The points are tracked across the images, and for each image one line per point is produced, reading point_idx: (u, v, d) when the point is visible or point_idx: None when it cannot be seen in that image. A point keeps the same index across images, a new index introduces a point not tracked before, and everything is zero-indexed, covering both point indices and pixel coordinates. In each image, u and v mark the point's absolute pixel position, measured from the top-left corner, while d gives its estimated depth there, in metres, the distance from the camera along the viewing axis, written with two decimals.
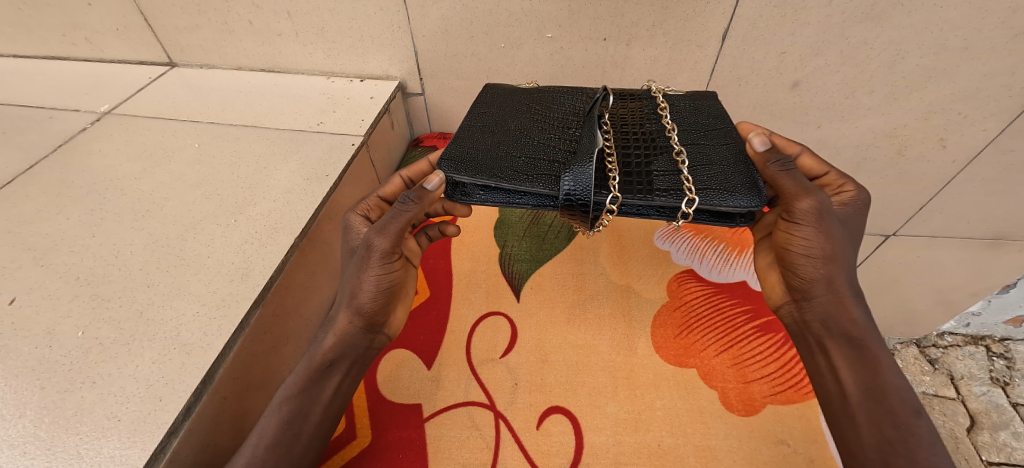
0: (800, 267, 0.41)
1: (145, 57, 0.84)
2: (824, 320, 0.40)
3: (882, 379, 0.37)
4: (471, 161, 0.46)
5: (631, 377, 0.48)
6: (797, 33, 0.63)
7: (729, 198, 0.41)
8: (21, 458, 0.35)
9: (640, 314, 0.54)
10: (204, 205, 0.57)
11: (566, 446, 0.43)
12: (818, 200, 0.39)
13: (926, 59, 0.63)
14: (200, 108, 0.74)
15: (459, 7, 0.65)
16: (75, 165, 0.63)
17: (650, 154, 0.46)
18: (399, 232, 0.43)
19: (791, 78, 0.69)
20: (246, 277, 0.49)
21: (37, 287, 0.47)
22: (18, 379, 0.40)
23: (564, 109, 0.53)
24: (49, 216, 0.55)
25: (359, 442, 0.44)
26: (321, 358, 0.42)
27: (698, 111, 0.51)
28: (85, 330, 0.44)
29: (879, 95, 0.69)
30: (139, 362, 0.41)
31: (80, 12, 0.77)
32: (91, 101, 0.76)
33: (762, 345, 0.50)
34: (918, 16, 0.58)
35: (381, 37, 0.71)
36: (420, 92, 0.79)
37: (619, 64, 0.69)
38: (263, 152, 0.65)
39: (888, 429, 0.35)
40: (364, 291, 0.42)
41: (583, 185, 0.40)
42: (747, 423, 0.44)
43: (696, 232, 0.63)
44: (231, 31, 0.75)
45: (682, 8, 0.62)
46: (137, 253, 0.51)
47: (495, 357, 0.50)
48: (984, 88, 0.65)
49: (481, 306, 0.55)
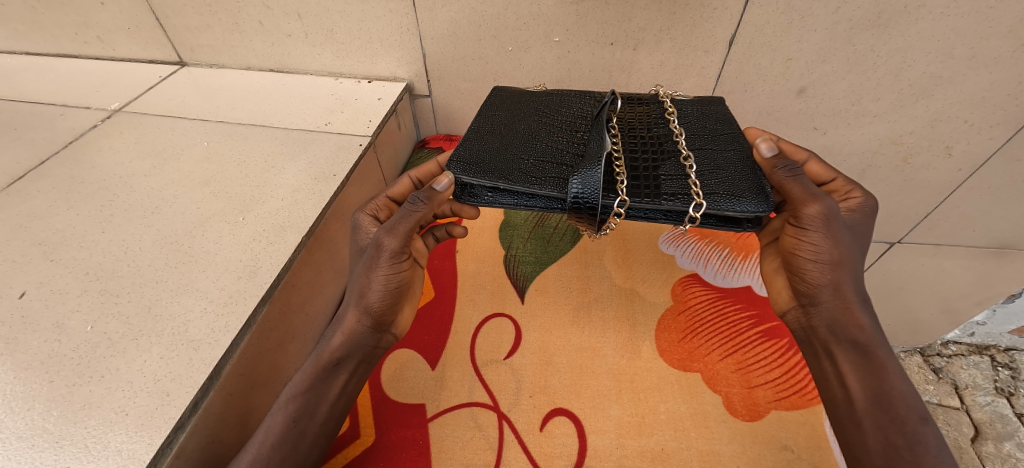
0: (808, 272, 0.41)
1: (155, 55, 0.84)
2: (830, 325, 0.40)
3: (890, 386, 0.37)
4: (481, 162, 0.46)
5: (634, 380, 0.48)
6: (804, 39, 0.63)
7: (735, 203, 0.41)
8: (30, 451, 0.35)
9: (644, 318, 0.54)
10: (213, 203, 0.58)
11: (569, 448, 0.43)
12: (825, 206, 0.40)
13: (933, 66, 0.63)
14: (210, 108, 0.74)
15: (466, 10, 0.66)
16: (85, 161, 0.64)
17: (658, 158, 0.46)
18: (409, 231, 0.43)
19: (796, 85, 0.69)
20: (253, 274, 0.49)
21: (48, 280, 0.48)
22: (28, 371, 0.40)
23: (572, 112, 0.53)
24: (60, 212, 0.56)
25: (362, 441, 0.44)
26: (329, 356, 0.42)
27: (706, 117, 0.51)
28: (94, 324, 0.44)
29: (886, 103, 0.69)
30: (147, 357, 0.42)
31: (94, 11, 0.78)
32: (101, 99, 0.77)
33: (767, 350, 0.50)
34: (924, 24, 0.59)
35: (390, 39, 0.72)
36: (427, 93, 0.80)
37: (625, 69, 0.70)
38: (272, 151, 0.66)
39: (895, 436, 0.35)
40: (373, 290, 0.42)
41: (590, 188, 0.41)
42: (750, 428, 0.44)
43: (701, 236, 0.64)
44: (241, 31, 0.76)
45: (688, 14, 0.62)
46: (146, 249, 0.52)
47: (499, 358, 0.50)
48: (991, 96, 0.64)
49: (485, 306, 0.56)
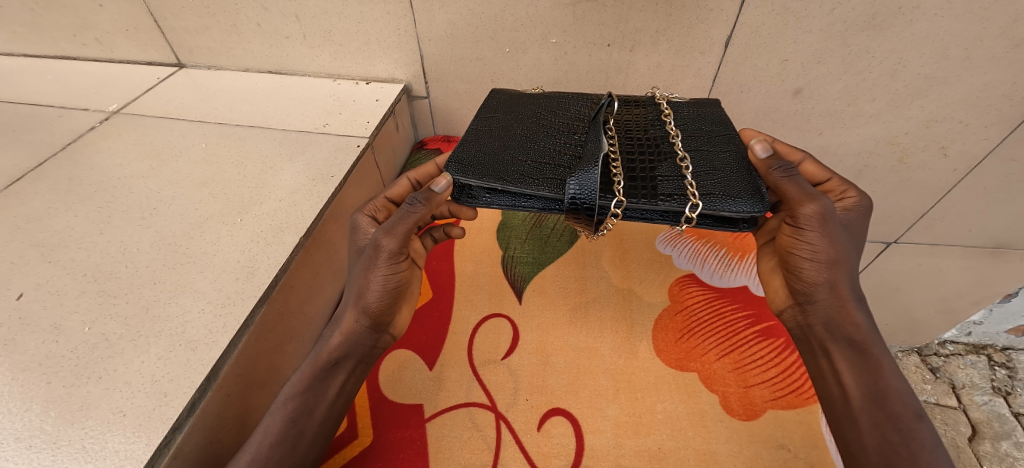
0: (805, 271, 0.41)
1: (153, 57, 0.85)
2: (826, 323, 0.41)
3: (885, 383, 0.37)
4: (480, 164, 0.46)
5: (632, 380, 0.48)
6: (799, 41, 0.63)
7: (731, 204, 0.41)
8: (27, 452, 0.35)
9: (641, 318, 0.54)
10: (211, 204, 0.58)
11: (567, 448, 0.43)
12: (821, 205, 0.40)
13: (927, 67, 0.63)
14: (208, 109, 0.75)
15: (464, 11, 0.66)
16: (83, 163, 0.64)
17: (655, 160, 0.46)
18: (407, 232, 0.43)
19: (793, 86, 0.69)
20: (251, 275, 0.49)
21: (45, 282, 0.48)
22: (25, 372, 0.40)
23: (569, 114, 0.53)
24: (58, 213, 0.56)
25: (360, 441, 0.44)
26: (327, 356, 0.42)
27: (702, 118, 0.52)
28: (92, 326, 0.44)
29: (881, 103, 0.69)
30: (145, 358, 0.42)
31: (92, 13, 0.78)
32: (100, 100, 0.77)
33: (764, 349, 0.50)
34: (919, 25, 0.59)
35: (388, 40, 0.72)
36: (425, 95, 0.80)
37: (623, 70, 0.70)
38: (270, 153, 0.66)
39: (890, 433, 0.35)
40: (370, 290, 0.42)
41: (587, 188, 0.41)
42: (747, 427, 0.44)
43: (698, 237, 0.64)
44: (239, 33, 0.77)
45: (685, 15, 0.63)
46: (144, 250, 0.52)
47: (497, 358, 0.51)
48: (985, 97, 0.65)
49: (483, 307, 0.56)
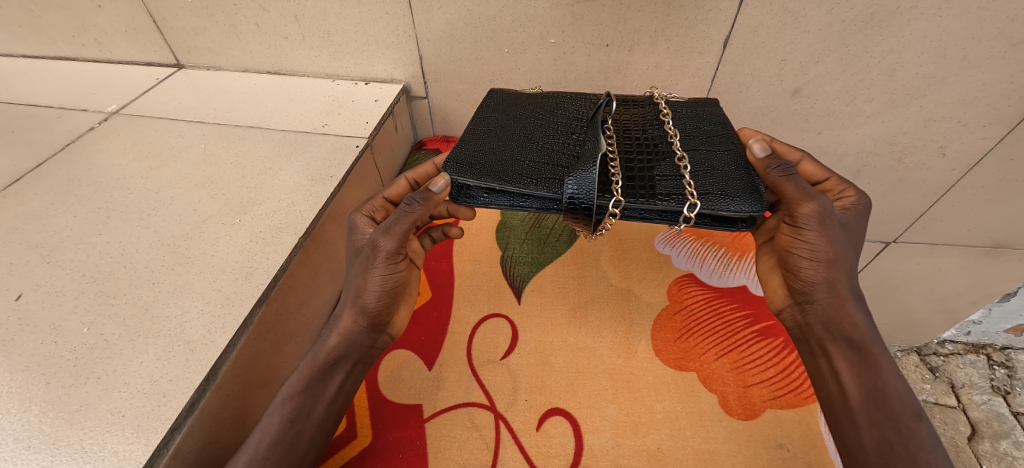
0: (804, 270, 0.41)
1: (152, 58, 0.85)
2: (825, 322, 0.41)
3: (884, 383, 0.37)
4: (478, 164, 0.46)
5: (631, 380, 0.48)
6: (797, 40, 0.63)
7: (730, 203, 0.42)
8: (25, 452, 0.35)
9: (640, 317, 0.54)
10: (210, 204, 0.58)
11: (566, 448, 0.43)
12: (820, 205, 0.40)
13: (925, 67, 0.63)
14: (207, 110, 0.75)
15: (463, 12, 0.66)
16: (81, 163, 0.64)
17: (653, 159, 0.46)
18: (405, 232, 0.43)
19: (791, 85, 0.69)
20: (250, 275, 0.49)
21: (44, 283, 0.48)
22: (24, 373, 0.40)
23: (568, 114, 0.53)
24: (56, 214, 0.56)
25: (359, 441, 0.44)
26: (325, 356, 0.42)
27: (701, 118, 0.52)
28: (90, 326, 0.44)
29: (880, 103, 0.69)
30: (143, 358, 0.42)
31: (91, 13, 0.78)
32: (98, 101, 0.77)
33: (763, 349, 0.50)
34: (918, 25, 0.59)
35: (387, 41, 0.72)
36: (424, 95, 0.80)
37: (621, 70, 0.70)
38: (269, 153, 0.66)
39: (889, 433, 0.35)
40: (369, 290, 0.42)
41: (586, 188, 0.41)
42: (746, 427, 0.44)
43: (697, 236, 0.64)
44: (238, 33, 0.76)
45: (683, 15, 0.63)
46: (143, 250, 0.52)
47: (496, 358, 0.51)
48: (983, 97, 0.65)
49: (482, 307, 0.56)
